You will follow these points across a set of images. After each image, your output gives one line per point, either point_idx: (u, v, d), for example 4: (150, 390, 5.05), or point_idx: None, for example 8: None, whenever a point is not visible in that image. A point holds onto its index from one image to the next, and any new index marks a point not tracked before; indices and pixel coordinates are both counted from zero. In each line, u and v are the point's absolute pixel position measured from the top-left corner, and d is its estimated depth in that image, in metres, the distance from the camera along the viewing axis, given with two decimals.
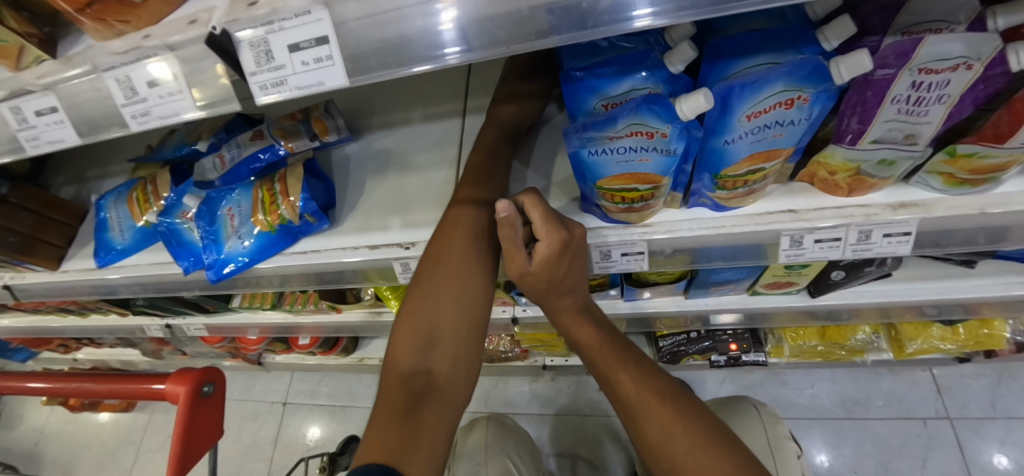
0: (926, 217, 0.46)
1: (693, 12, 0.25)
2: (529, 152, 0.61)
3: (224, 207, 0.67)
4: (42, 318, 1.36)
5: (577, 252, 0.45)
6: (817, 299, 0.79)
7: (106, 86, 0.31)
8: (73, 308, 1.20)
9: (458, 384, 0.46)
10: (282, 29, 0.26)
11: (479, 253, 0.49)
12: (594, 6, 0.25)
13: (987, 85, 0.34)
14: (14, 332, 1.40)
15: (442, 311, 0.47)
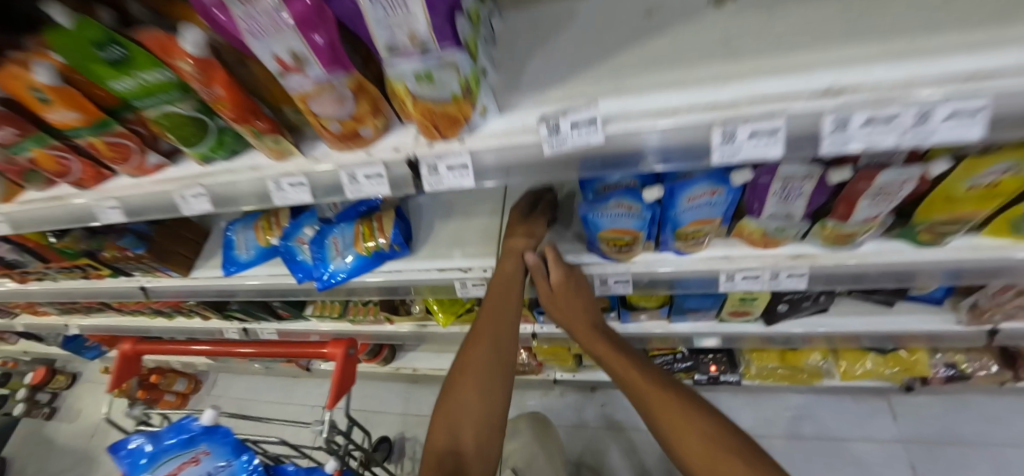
0: (814, 264, 0.70)
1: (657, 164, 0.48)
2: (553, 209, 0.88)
3: (332, 236, 0.93)
4: (134, 319, 1.63)
5: (577, 282, 0.75)
6: (769, 326, 1.03)
7: (338, 175, 0.58)
8: (168, 310, 1.46)
9: (481, 459, 0.65)
10: (446, 159, 0.53)
11: (495, 341, 0.73)
12: (597, 160, 0.49)
13: (823, 188, 0.61)
14: (108, 330, 1.66)
15: (472, 392, 0.69)
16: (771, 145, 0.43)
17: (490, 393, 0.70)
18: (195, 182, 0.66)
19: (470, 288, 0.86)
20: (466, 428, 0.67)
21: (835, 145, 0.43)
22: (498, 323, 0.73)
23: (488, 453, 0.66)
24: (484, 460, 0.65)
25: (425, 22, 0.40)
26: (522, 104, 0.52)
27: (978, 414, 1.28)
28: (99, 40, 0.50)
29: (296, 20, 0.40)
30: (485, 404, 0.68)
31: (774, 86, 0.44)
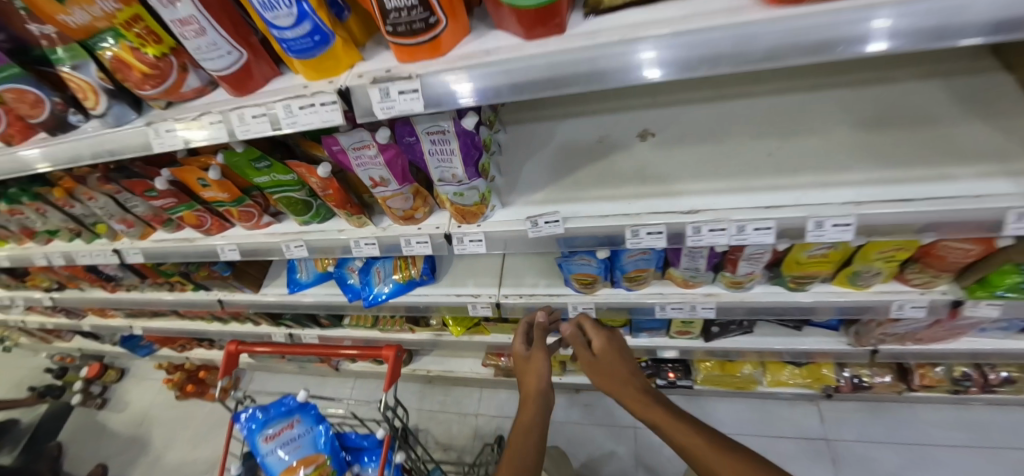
0: (718, 299, 1.02)
1: (601, 243, 0.79)
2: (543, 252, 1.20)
3: (376, 266, 1.23)
4: (190, 323, 1.86)
5: (613, 343, 0.88)
6: (708, 342, 1.33)
7: (398, 239, 0.88)
8: (224, 315, 1.74)
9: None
10: (468, 236, 0.83)
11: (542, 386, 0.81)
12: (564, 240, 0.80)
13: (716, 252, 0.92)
14: (166, 331, 1.92)
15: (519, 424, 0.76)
16: (658, 238, 0.74)
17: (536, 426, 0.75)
18: (298, 237, 0.97)
19: (478, 309, 1.16)
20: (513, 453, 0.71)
21: (695, 241, 0.73)
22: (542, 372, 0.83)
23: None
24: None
25: (460, 168, 0.72)
26: (517, 202, 0.83)
27: (886, 417, 1.58)
28: (256, 157, 0.82)
29: (386, 162, 0.74)
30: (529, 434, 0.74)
31: (665, 204, 0.75)
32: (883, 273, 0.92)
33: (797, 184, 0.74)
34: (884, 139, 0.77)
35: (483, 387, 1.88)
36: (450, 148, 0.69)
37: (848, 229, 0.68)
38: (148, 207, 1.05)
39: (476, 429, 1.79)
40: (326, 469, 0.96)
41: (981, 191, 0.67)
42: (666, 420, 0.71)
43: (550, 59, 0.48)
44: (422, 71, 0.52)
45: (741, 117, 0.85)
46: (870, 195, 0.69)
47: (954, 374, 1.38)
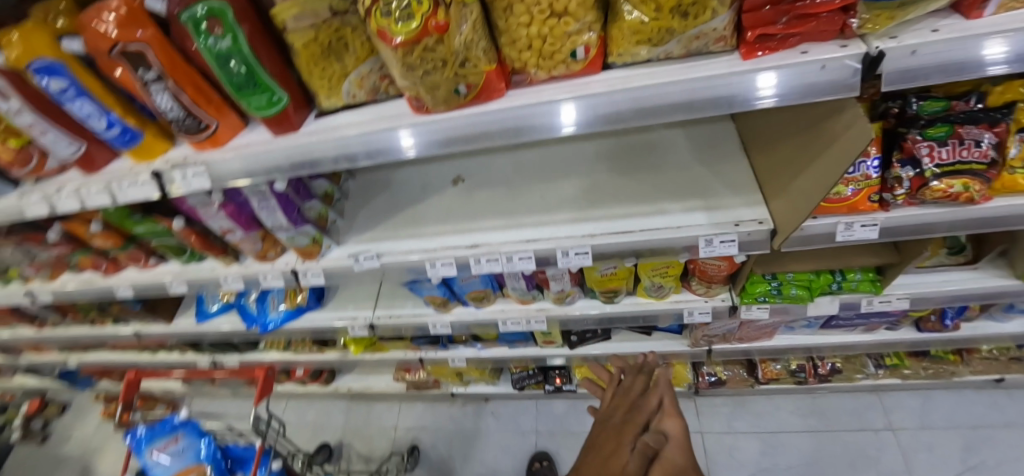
0: (549, 313, 1.20)
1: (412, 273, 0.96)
2: None
3: (271, 295, 1.37)
4: (119, 354, 1.95)
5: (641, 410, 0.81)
6: (574, 349, 1.49)
7: (257, 274, 1.05)
8: (149, 348, 1.84)
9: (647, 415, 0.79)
10: (307, 271, 1.00)
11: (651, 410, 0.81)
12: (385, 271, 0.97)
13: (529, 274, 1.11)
14: (96, 364, 2.00)
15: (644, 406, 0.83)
16: (450, 268, 0.92)
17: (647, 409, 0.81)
18: (178, 276, 1.12)
19: (357, 330, 1.32)
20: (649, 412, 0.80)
21: (477, 269, 0.91)
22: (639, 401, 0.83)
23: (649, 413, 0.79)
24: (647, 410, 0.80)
25: (283, 218, 0.90)
26: (349, 241, 1.01)
27: (752, 410, 1.77)
28: (129, 213, 0.98)
29: (226, 215, 0.90)
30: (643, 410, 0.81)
31: (455, 240, 0.93)
32: (668, 285, 1.12)
33: (558, 220, 0.91)
34: (628, 181, 0.95)
35: (402, 400, 2.02)
36: (271, 204, 0.87)
37: (586, 254, 0.86)
38: (51, 255, 1.19)
39: (394, 441, 1.91)
40: None
41: (683, 223, 0.85)
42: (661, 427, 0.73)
43: (286, 151, 0.67)
44: (206, 159, 0.71)
45: (531, 164, 1.04)
46: (603, 228, 0.87)
47: (791, 367, 1.60)
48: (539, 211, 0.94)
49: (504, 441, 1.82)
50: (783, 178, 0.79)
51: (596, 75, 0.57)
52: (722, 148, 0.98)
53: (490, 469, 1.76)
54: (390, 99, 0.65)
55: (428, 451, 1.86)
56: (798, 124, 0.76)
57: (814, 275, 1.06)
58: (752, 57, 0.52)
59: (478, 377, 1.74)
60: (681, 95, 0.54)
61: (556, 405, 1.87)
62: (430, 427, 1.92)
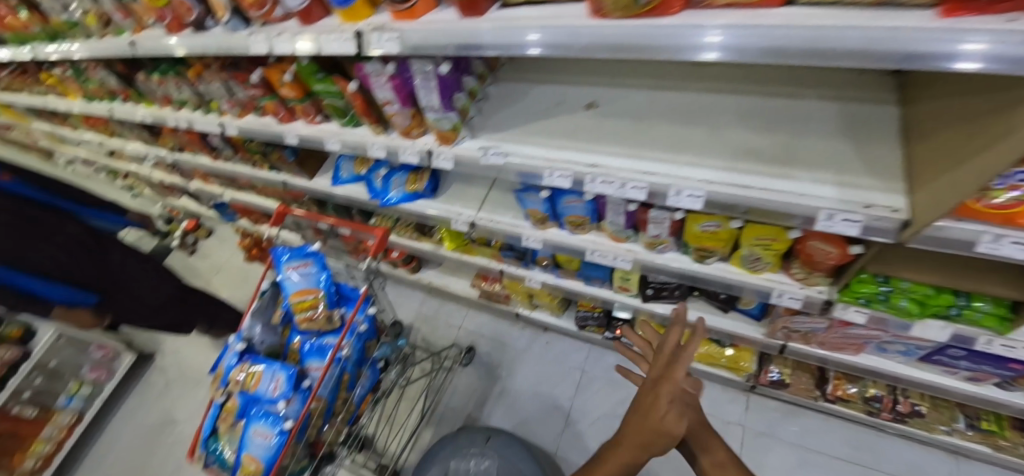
0: (637, 256, 1.25)
1: (531, 178, 1.06)
2: None
3: (395, 177, 1.57)
4: (261, 199, 2.35)
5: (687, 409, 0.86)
6: (645, 302, 1.53)
7: (397, 147, 1.21)
8: (285, 198, 2.19)
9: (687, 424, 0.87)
10: (441, 155, 1.14)
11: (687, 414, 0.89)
12: (507, 169, 1.08)
13: (630, 213, 1.16)
14: (243, 202, 2.43)
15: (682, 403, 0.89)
16: (565, 180, 1.00)
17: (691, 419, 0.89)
18: (335, 135, 1.33)
19: (458, 224, 1.47)
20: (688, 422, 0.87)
21: (589, 188, 0.98)
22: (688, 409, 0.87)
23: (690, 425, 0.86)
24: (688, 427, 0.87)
25: (438, 100, 1.04)
26: (482, 136, 1.12)
27: (804, 424, 1.70)
28: (315, 70, 1.18)
29: (392, 87, 1.05)
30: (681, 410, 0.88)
31: (576, 157, 1.01)
32: (766, 260, 1.11)
33: (676, 160, 0.95)
34: (760, 140, 0.95)
35: (470, 307, 2.22)
36: (431, 85, 1.01)
37: (699, 198, 0.90)
38: (246, 95, 1.47)
39: (455, 338, 2.14)
40: (320, 301, 1.36)
41: (807, 192, 0.85)
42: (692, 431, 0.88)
43: (465, 31, 0.77)
44: (400, 29, 0.84)
45: (665, 105, 1.06)
46: (723, 178, 0.90)
47: (868, 393, 1.49)
48: (658, 149, 0.97)
49: (549, 369, 1.96)
50: (933, 170, 0.74)
51: (775, 8, 0.58)
52: (874, 131, 0.93)
53: (531, 388, 1.93)
54: (568, 2, 0.73)
55: (482, 355, 2.06)
56: (961, 113, 0.70)
57: (933, 291, 0.97)
58: (954, 15, 0.48)
59: (546, 304, 1.84)
60: (858, 43, 0.51)
61: (606, 355, 1.94)
62: (488, 336, 2.11)
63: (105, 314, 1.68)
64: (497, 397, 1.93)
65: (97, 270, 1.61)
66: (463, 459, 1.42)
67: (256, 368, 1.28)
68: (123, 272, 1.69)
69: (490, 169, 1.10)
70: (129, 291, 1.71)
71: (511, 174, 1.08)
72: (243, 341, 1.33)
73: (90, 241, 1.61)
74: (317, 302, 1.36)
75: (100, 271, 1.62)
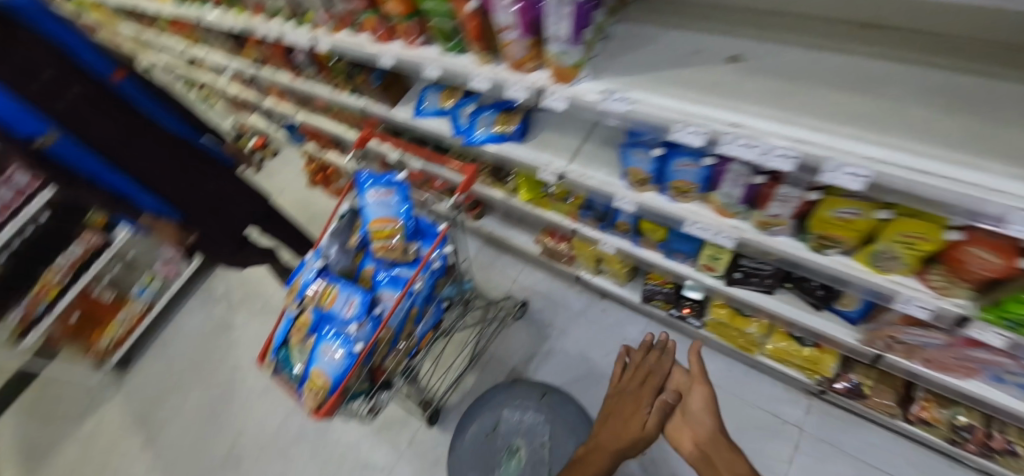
0: (745, 235, 1.15)
1: (658, 132, 0.96)
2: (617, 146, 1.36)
3: (482, 116, 1.49)
4: (331, 124, 2.33)
5: (714, 448, 1.04)
6: (727, 286, 1.43)
7: (505, 79, 1.13)
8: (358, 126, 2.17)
9: (706, 439, 1.07)
10: (555, 94, 1.05)
11: (713, 432, 1.08)
12: (632, 119, 0.98)
13: (752, 188, 1.06)
14: (314, 126, 2.43)
15: (705, 421, 1.10)
16: (697, 137, 0.90)
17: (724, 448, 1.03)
18: (436, 61, 1.25)
19: (545, 174, 1.39)
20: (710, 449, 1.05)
21: (727, 149, 0.89)
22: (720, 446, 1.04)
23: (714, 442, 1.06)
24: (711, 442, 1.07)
25: (567, 32, 0.92)
26: (604, 79, 1.02)
27: (869, 440, 1.58)
28: None
29: (517, 12, 0.94)
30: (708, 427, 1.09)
31: (717, 113, 0.90)
32: (903, 262, 0.97)
33: (836, 132, 0.82)
34: (946, 120, 0.80)
35: (527, 262, 2.18)
36: (563, 12, 0.88)
37: (860, 179, 0.76)
38: (345, 9, 1.40)
39: (509, 290, 2.12)
40: (398, 230, 1.31)
41: (1003, 187, 0.66)
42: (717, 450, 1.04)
43: None
44: None
45: (825, 66, 0.92)
46: (893, 157, 0.75)
47: (956, 421, 1.35)
48: (816, 117, 0.85)
49: (601, 337, 1.92)
50: None
51: None
52: None
53: (581, 352, 1.90)
54: None
55: (534, 312, 2.04)
56: None
57: None
58: None
59: (612, 271, 1.77)
60: None
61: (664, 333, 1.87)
62: (542, 294, 2.08)
63: (192, 233, 1.74)
64: (545, 355, 1.92)
65: (190, 189, 1.62)
66: (518, 410, 1.41)
67: (332, 288, 1.28)
68: (213, 196, 1.70)
69: (611, 117, 1.01)
70: (215, 212, 1.74)
71: (637, 124, 0.99)
72: (322, 258, 1.35)
73: (190, 164, 1.61)
74: (395, 232, 1.30)
75: (191, 192, 1.63)
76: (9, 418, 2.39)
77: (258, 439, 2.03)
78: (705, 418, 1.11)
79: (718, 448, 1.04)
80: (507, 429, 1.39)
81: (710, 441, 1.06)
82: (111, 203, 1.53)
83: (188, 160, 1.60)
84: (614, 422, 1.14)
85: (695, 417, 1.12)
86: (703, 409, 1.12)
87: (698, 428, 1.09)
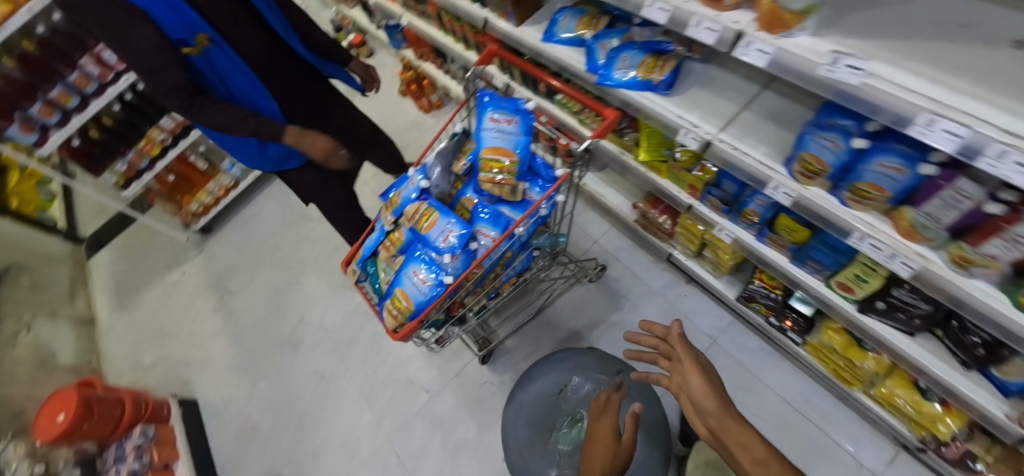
0: (929, 266, 0.92)
1: (890, 122, 0.69)
2: (785, 122, 1.13)
3: (626, 54, 1.29)
4: (439, 33, 2.17)
5: (725, 428, 0.89)
6: (857, 313, 1.23)
7: (693, 14, 0.92)
8: (469, 41, 2.00)
9: (716, 419, 0.91)
10: (759, 43, 0.83)
11: (720, 409, 0.91)
12: (857, 100, 0.73)
13: (974, 216, 0.79)
14: (420, 32, 2.28)
15: (706, 399, 0.94)
16: (946, 140, 0.63)
17: (732, 424, 0.88)
18: None
19: (687, 138, 1.20)
20: (723, 430, 0.89)
21: (986, 166, 0.60)
22: (726, 421, 0.89)
23: (724, 420, 0.90)
24: (724, 421, 0.90)
25: None
26: (829, 36, 0.80)
27: None
28: None
29: None
30: (711, 401, 0.93)
31: (993, 113, 0.62)
32: None
33: None
34: None
35: (614, 226, 2.04)
36: None
37: None
38: None
39: (587, 250, 2.01)
40: (512, 166, 1.17)
41: None
42: (724, 427, 0.89)
43: None
44: None
45: None
46: None
47: None
48: None
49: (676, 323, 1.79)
50: None
51: None
52: None
53: None
54: None
55: (610, 279, 1.93)
56: None
57: None
58: None
59: (714, 259, 1.59)
60: None
61: (748, 336, 1.73)
62: (623, 263, 1.95)
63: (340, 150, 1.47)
64: (613, 326, 1.83)
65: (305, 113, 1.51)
66: (589, 381, 1.34)
67: (431, 210, 1.17)
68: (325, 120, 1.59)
69: (820, 89, 0.77)
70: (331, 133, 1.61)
71: (861, 109, 0.73)
72: (426, 178, 1.24)
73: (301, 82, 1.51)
74: (511, 167, 1.17)
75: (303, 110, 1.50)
76: (108, 253, 2.62)
77: (319, 330, 2.11)
78: (708, 398, 0.94)
79: (731, 429, 0.88)
80: (574, 397, 1.34)
81: (719, 421, 0.90)
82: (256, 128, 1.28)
83: (306, 78, 1.52)
84: (592, 449, 1.03)
85: (694, 395, 0.97)
86: (696, 382, 0.97)
87: (702, 406, 0.94)
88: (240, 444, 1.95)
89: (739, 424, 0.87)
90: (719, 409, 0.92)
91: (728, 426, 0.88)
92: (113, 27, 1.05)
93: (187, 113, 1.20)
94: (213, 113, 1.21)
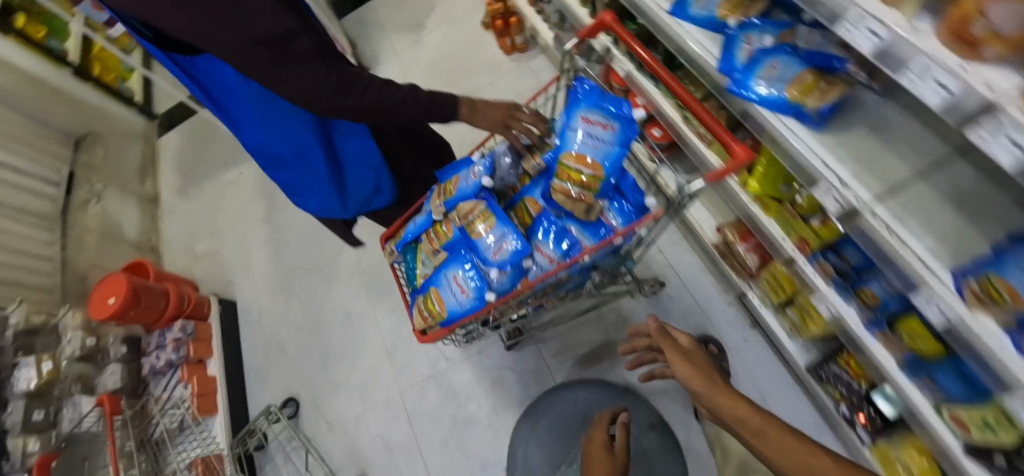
0: None
1: None
2: (976, 213, 0.81)
3: (776, 60, 0.98)
4: None
5: (709, 387, 0.88)
6: (961, 452, 0.85)
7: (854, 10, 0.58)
8: None
9: (702, 389, 0.89)
10: (942, 74, 0.49)
11: (704, 378, 0.90)
12: None
13: None
14: None
15: (687, 374, 0.93)
16: None
17: (716, 391, 0.87)
18: None
19: (827, 199, 0.92)
20: (712, 401, 0.87)
21: None
22: (712, 386, 0.88)
23: (711, 388, 0.88)
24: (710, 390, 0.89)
25: None
26: None
27: None
28: None
29: None
30: (694, 372, 0.92)
31: None
32: None
33: None
34: None
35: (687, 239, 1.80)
36: None
37: None
38: None
39: (648, 259, 1.80)
40: (596, 183, 0.94)
41: None
42: (710, 392, 0.88)
43: None
44: None
45: None
46: None
47: None
48: None
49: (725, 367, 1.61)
50: None
51: None
52: None
53: None
54: None
55: (665, 298, 1.74)
56: None
57: None
58: None
59: (800, 322, 1.34)
60: None
61: (804, 406, 1.52)
62: (684, 284, 1.74)
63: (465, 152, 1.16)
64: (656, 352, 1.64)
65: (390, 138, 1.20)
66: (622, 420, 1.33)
67: (489, 213, 1.00)
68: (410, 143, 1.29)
69: None
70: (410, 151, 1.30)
71: None
72: (490, 174, 1.03)
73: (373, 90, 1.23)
74: (591, 182, 0.94)
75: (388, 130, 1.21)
76: (176, 136, 2.66)
77: (355, 267, 2.09)
78: (691, 375, 0.92)
79: (717, 395, 0.86)
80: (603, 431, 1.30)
81: (707, 391, 0.88)
82: (429, 105, 0.91)
83: None
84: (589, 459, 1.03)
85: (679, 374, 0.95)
86: (676, 357, 0.98)
87: (688, 377, 0.92)
88: (268, 356, 2.05)
89: (724, 390, 0.87)
90: (703, 379, 0.90)
91: (714, 387, 0.87)
92: (225, 11, 0.67)
93: (347, 97, 0.81)
94: (367, 91, 0.83)
